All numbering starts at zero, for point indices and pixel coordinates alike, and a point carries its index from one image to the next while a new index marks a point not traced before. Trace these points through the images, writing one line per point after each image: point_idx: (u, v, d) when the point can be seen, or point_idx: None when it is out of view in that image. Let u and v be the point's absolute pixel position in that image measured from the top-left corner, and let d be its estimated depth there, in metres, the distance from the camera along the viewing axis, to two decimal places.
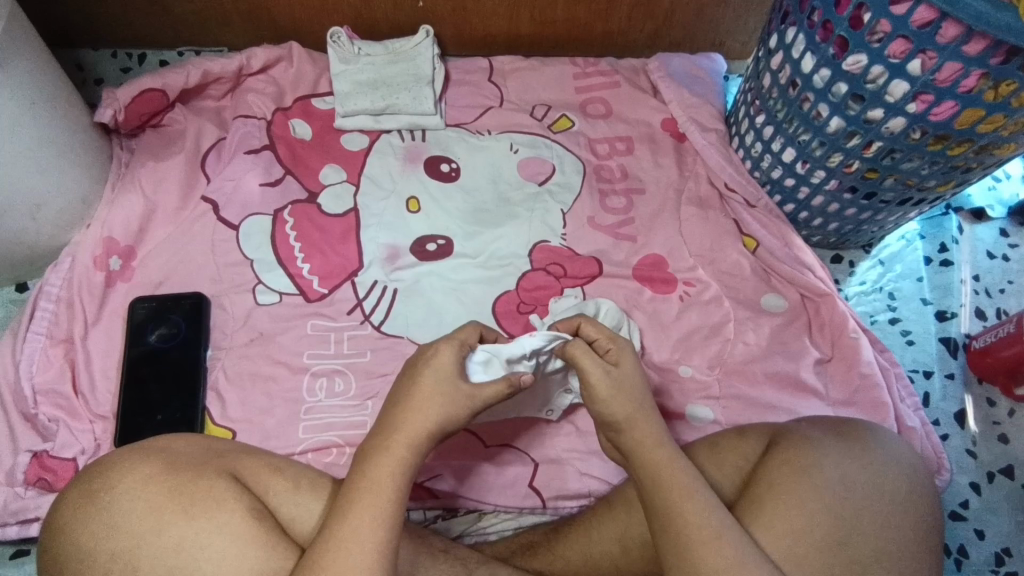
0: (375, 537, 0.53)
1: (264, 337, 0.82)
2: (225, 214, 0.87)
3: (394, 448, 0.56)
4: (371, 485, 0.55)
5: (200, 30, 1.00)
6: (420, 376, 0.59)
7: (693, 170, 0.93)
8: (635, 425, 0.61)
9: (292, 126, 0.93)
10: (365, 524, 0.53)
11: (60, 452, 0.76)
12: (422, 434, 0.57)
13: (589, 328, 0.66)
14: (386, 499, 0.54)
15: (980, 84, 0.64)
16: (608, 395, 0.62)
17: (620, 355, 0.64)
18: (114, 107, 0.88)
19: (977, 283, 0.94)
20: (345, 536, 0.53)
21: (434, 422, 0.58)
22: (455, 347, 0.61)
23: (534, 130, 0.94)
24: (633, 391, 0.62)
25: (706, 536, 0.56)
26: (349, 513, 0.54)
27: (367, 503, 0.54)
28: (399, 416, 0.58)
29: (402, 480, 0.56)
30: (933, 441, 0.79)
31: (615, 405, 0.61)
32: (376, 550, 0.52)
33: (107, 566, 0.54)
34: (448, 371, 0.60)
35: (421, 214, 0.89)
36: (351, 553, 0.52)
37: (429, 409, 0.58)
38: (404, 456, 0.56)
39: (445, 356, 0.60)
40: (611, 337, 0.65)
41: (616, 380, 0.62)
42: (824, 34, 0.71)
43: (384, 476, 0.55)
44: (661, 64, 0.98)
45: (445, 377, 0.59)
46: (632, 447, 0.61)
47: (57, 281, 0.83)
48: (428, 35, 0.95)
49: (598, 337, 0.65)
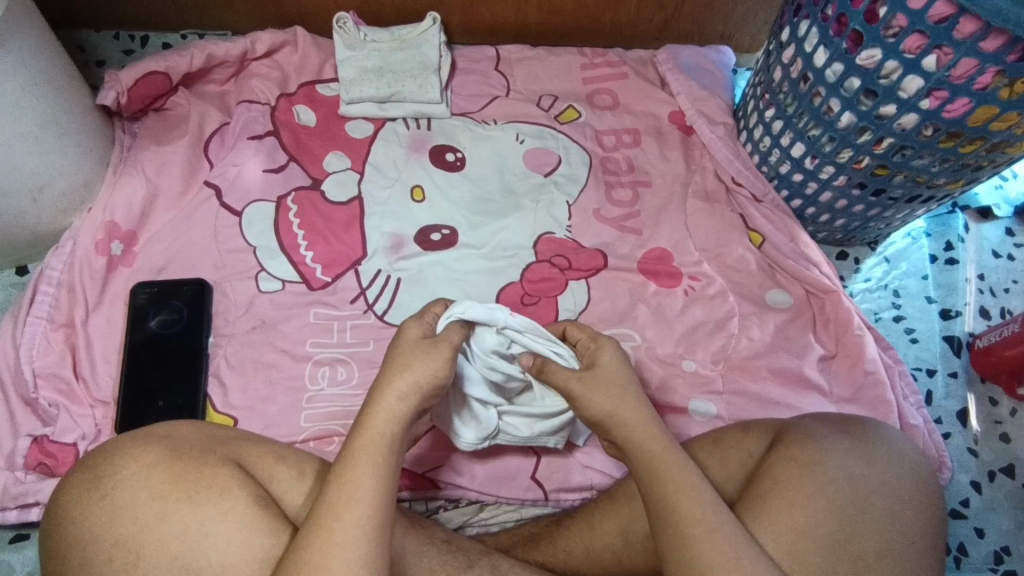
0: (359, 516, 0.52)
1: (266, 325, 0.82)
2: (228, 200, 0.87)
3: (371, 421, 0.56)
4: (353, 463, 0.55)
5: (205, 13, 0.99)
6: (390, 354, 0.60)
7: (699, 163, 0.93)
8: (622, 417, 0.61)
9: (296, 111, 0.92)
10: (359, 509, 0.53)
11: (60, 437, 0.76)
12: (395, 403, 0.57)
13: (574, 331, 0.69)
14: (366, 474, 0.54)
15: (996, 81, 0.63)
16: (586, 395, 0.62)
17: (598, 352, 0.66)
18: (117, 89, 0.86)
19: (983, 282, 0.93)
20: (338, 519, 0.52)
21: (406, 384, 0.58)
22: (421, 322, 0.63)
23: (541, 121, 0.94)
24: (612, 386, 0.62)
25: (702, 531, 0.55)
26: (335, 492, 0.53)
27: (349, 482, 0.54)
28: (376, 390, 0.58)
29: (380, 452, 0.55)
30: (934, 438, 0.79)
31: (596, 400, 0.61)
32: (360, 527, 0.52)
33: (110, 553, 0.54)
34: (412, 339, 0.61)
35: (426, 203, 0.88)
36: (341, 534, 0.52)
37: (405, 375, 0.58)
38: (379, 427, 0.56)
39: (410, 329, 0.62)
40: (592, 338, 0.68)
41: (590, 379, 0.62)
42: (838, 28, 0.71)
43: (369, 454, 0.55)
44: (669, 56, 0.97)
45: (412, 343, 0.60)
46: (623, 443, 0.61)
47: (59, 264, 0.83)
48: (435, 21, 0.93)
49: (581, 338, 0.68)
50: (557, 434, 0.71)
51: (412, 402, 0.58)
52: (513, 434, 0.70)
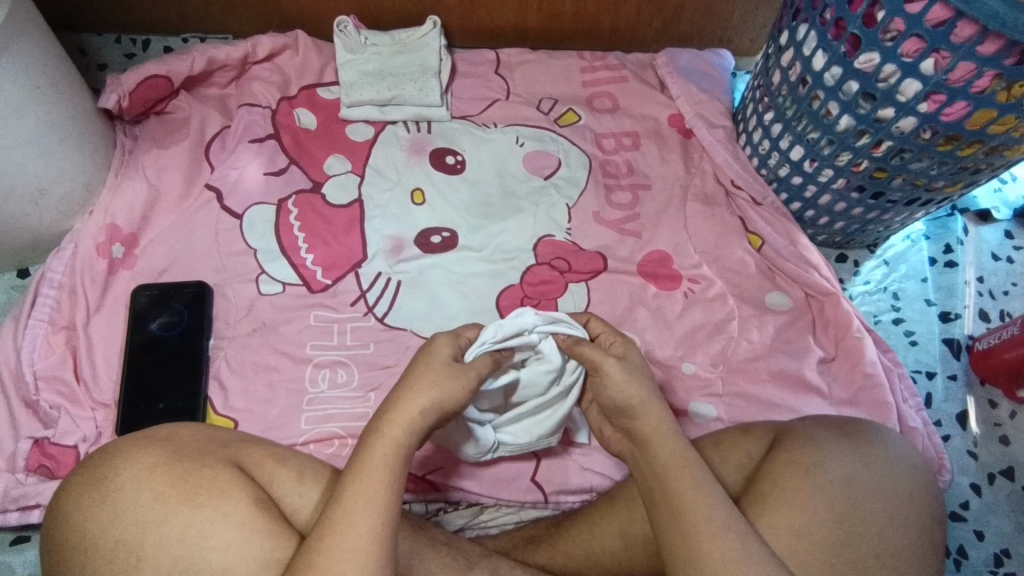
0: (370, 520, 0.53)
1: (266, 327, 0.82)
2: (229, 203, 0.87)
3: (387, 429, 0.56)
4: (364, 467, 0.55)
5: (206, 17, 1.00)
6: (416, 366, 0.59)
7: (699, 166, 0.93)
8: (649, 409, 0.61)
9: (296, 115, 0.92)
10: (368, 512, 0.53)
11: (61, 440, 0.76)
12: (415, 415, 0.57)
13: (596, 324, 0.68)
14: (380, 483, 0.54)
15: (993, 84, 0.63)
16: (620, 380, 0.61)
17: (626, 348, 0.65)
18: (118, 92, 0.87)
19: (982, 285, 0.93)
20: (346, 521, 0.52)
21: (432, 401, 0.57)
22: (453, 340, 0.62)
23: (541, 124, 0.94)
24: (643, 377, 0.62)
25: (714, 528, 0.56)
26: (348, 497, 0.54)
27: (363, 488, 0.54)
28: (391, 402, 0.57)
29: (395, 463, 0.55)
30: (934, 441, 0.79)
31: (630, 388, 0.61)
32: (370, 533, 0.52)
33: (110, 555, 0.54)
34: (444, 358, 0.60)
35: (426, 206, 0.88)
36: (352, 539, 0.52)
37: (424, 390, 0.57)
38: (398, 437, 0.56)
39: (440, 346, 0.61)
40: (617, 332, 0.67)
41: (627, 366, 0.62)
42: (836, 32, 0.71)
43: (378, 460, 0.55)
44: (668, 59, 0.98)
45: (440, 361, 0.59)
46: (644, 435, 0.61)
47: (60, 267, 0.83)
48: (435, 25, 0.94)
49: (603, 331, 0.68)
50: (555, 433, 0.71)
51: (431, 418, 0.57)
52: (514, 444, 0.70)
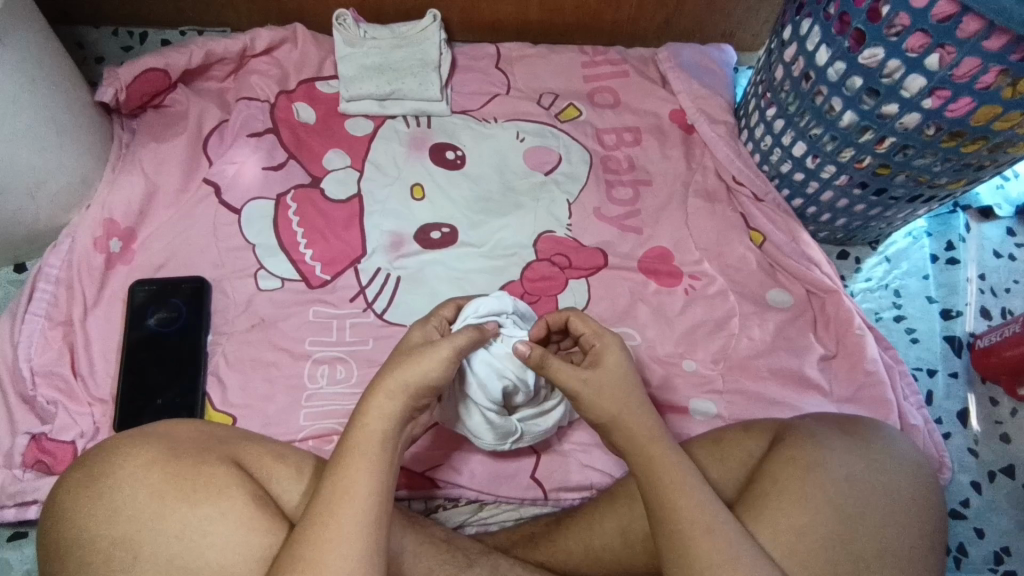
0: (353, 510, 0.52)
1: (265, 323, 0.81)
2: (227, 197, 0.86)
3: (364, 419, 0.56)
4: (347, 458, 0.54)
5: (204, 9, 0.99)
6: (393, 354, 0.60)
7: (701, 162, 0.92)
8: (623, 424, 0.60)
9: (295, 109, 0.92)
10: (352, 503, 0.52)
11: (58, 435, 0.75)
12: (384, 401, 0.56)
13: (577, 322, 0.64)
14: (359, 472, 0.54)
15: (999, 80, 0.63)
16: (594, 396, 0.60)
17: (603, 351, 0.62)
18: (116, 86, 0.86)
19: (983, 282, 0.93)
20: (331, 514, 0.52)
21: (397, 381, 0.56)
22: (425, 326, 0.63)
23: (542, 119, 0.93)
24: (619, 391, 0.60)
25: (700, 531, 0.55)
26: (331, 489, 0.53)
27: (343, 478, 0.53)
28: (367, 391, 0.57)
29: (371, 450, 0.55)
30: (934, 438, 0.79)
31: (601, 407, 0.60)
32: (351, 522, 0.52)
33: (108, 551, 0.53)
34: (413, 343, 0.61)
35: (425, 201, 0.88)
36: (332, 532, 0.51)
37: (394, 374, 0.57)
38: (373, 425, 0.55)
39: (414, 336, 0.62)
40: (598, 334, 0.63)
41: (597, 383, 0.60)
42: (839, 27, 0.71)
43: (358, 451, 0.55)
44: (670, 54, 0.97)
45: (410, 347, 0.60)
46: (623, 445, 0.60)
47: (57, 262, 0.82)
48: (435, 19, 0.93)
49: (584, 332, 0.64)
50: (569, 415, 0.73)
51: (401, 400, 0.57)
52: (533, 432, 0.70)
